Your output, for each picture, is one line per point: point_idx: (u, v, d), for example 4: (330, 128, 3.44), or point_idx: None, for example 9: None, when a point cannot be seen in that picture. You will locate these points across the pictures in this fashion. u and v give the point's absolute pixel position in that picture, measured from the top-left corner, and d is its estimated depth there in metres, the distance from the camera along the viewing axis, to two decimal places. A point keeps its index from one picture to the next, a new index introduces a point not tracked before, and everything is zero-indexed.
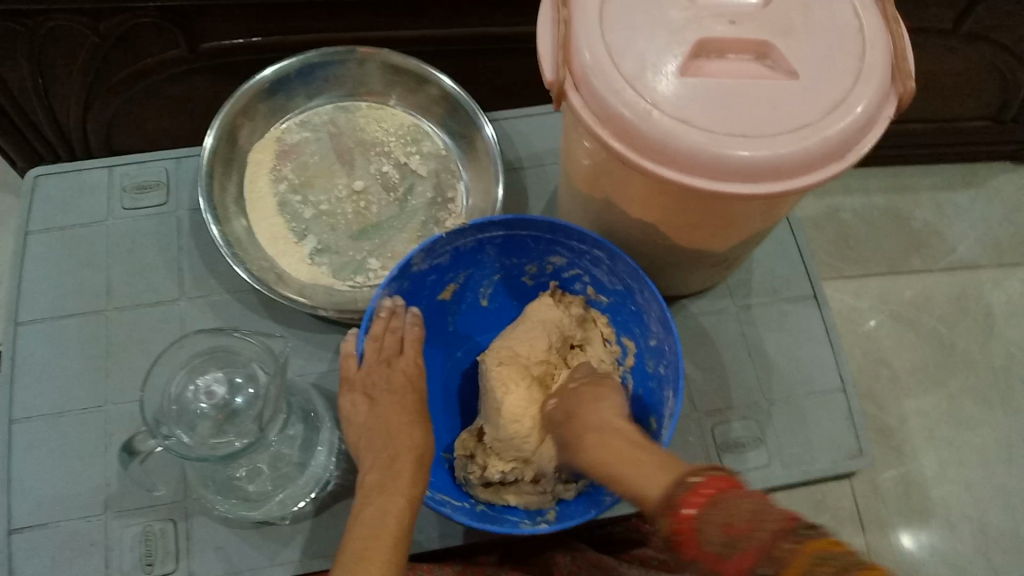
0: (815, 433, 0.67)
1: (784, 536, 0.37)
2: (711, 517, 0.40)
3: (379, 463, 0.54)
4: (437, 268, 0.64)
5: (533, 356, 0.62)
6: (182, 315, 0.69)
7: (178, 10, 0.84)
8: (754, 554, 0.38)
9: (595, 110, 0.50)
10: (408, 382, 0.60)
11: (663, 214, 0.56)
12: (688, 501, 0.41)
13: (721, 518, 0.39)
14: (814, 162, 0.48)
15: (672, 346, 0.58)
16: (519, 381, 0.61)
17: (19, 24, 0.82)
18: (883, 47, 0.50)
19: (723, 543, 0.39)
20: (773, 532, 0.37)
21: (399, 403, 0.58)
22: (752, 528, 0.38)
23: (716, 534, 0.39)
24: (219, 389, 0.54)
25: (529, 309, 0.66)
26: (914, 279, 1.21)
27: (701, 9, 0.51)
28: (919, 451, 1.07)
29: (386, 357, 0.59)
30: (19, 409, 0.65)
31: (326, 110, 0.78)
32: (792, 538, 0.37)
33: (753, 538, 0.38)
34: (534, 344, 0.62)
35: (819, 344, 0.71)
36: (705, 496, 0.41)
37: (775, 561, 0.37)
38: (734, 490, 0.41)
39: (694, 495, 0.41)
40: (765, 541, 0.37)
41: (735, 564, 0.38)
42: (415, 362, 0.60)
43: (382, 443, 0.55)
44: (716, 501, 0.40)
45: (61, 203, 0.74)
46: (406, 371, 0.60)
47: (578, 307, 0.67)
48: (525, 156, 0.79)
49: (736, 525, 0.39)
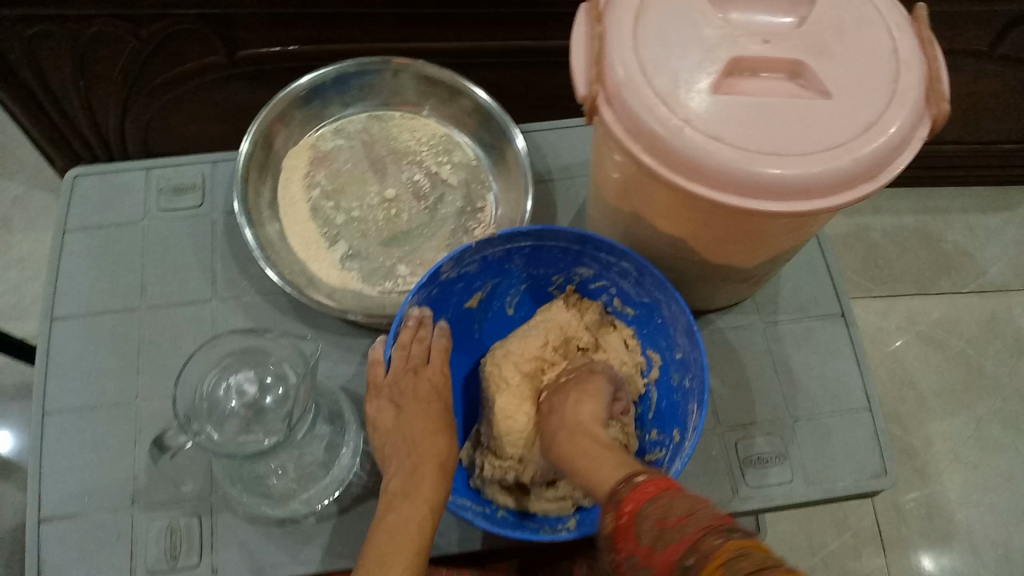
0: (839, 451, 0.66)
1: (710, 532, 0.38)
2: (650, 513, 0.41)
3: (402, 470, 0.54)
4: (466, 276, 0.65)
5: (526, 353, 0.64)
6: (214, 314, 0.71)
7: (218, 18, 0.86)
8: (681, 544, 0.38)
9: (627, 125, 0.50)
10: (433, 390, 0.61)
11: (692, 229, 0.56)
12: (630, 497, 0.43)
13: (659, 514, 0.41)
14: (845, 182, 0.48)
15: (698, 360, 0.58)
16: (515, 380, 0.63)
17: (64, 28, 0.84)
18: (918, 69, 0.50)
19: (655, 535, 0.40)
20: (701, 529, 0.38)
21: (424, 411, 0.58)
22: (684, 523, 0.39)
23: (651, 527, 0.41)
24: (249, 388, 0.56)
25: (541, 312, 0.68)
26: (944, 301, 1.19)
27: (734, 29, 0.52)
28: (945, 476, 1.06)
29: (412, 365, 0.60)
30: (52, 402, 0.66)
31: (360, 119, 0.79)
32: (720, 535, 0.37)
33: (684, 532, 0.39)
34: (529, 342, 0.65)
35: (846, 362, 0.71)
36: (646, 493, 0.43)
37: (696, 550, 0.37)
38: (674, 492, 0.42)
39: (636, 491, 0.43)
40: (693, 535, 0.38)
41: (661, 557, 0.39)
42: (441, 370, 0.62)
43: (407, 450, 0.56)
44: (657, 498, 0.42)
45: (99, 202, 0.76)
46: (432, 379, 0.61)
47: (596, 312, 0.68)
48: (555, 167, 0.80)
49: (670, 519, 0.40)
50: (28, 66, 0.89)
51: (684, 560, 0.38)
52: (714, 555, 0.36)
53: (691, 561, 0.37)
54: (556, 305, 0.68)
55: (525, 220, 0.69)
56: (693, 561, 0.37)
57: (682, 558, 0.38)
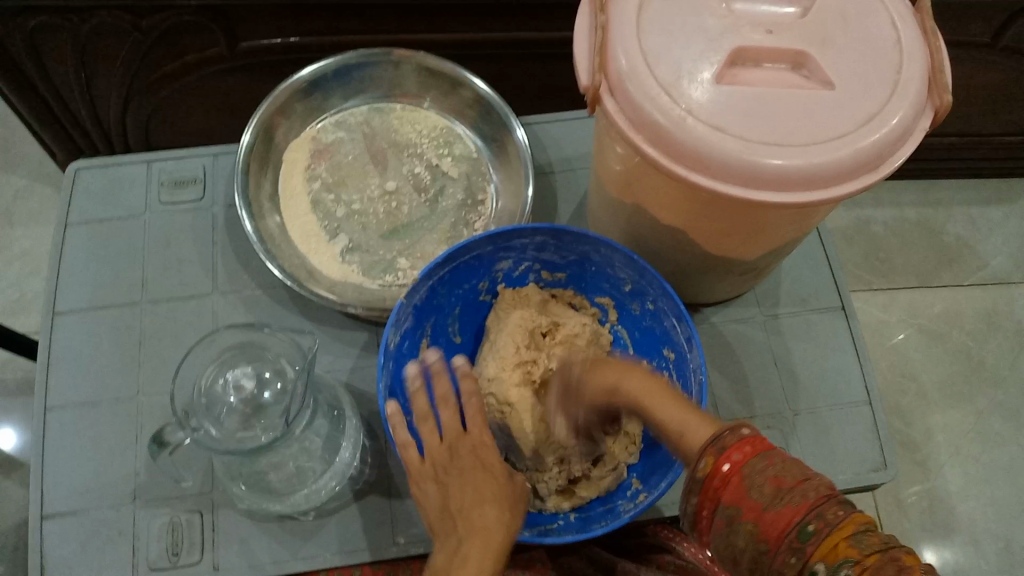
0: (839, 445, 0.66)
1: (831, 500, 0.36)
2: (759, 467, 0.38)
3: (449, 545, 0.48)
4: (407, 334, 0.61)
5: (509, 365, 0.62)
6: (214, 309, 0.71)
7: (217, 10, 0.85)
8: (802, 509, 0.36)
9: (629, 115, 0.50)
10: (477, 459, 0.53)
11: (695, 221, 0.56)
12: (738, 447, 0.39)
13: (775, 470, 0.38)
14: (848, 173, 0.48)
15: (652, 281, 0.60)
16: (514, 398, 0.61)
17: (63, 20, 0.84)
18: (921, 59, 0.50)
19: (771, 492, 0.37)
20: (821, 496, 0.37)
21: (467, 481, 0.51)
22: (804, 485, 0.37)
23: (764, 484, 0.37)
24: (247, 384, 0.55)
25: (495, 323, 0.67)
26: (946, 294, 1.19)
27: (738, 18, 0.51)
28: (945, 468, 1.06)
29: (448, 442, 0.54)
30: (53, 397, 0.66)
31: (361, 111, 0.79)
32: (841, 503, 0.36)
33: (802, 493, 0.37)
34: (504, 354, 0.63)
35: (846, 356, 0.71)
36: (750, 445, 0.39)
37: (822, 518, 0.36)
38: (779, 449, 0.39)
39: (741, 442, 0.39)
40: (813, 500, 0.36)
41: (775, 516, 0.37)
42: (483, 436, 0.54)
43: (455, 525, 0.49)
44: (767, 453, 0.38)
45: (99, 196, 0.76)
46: (471, 446, 0.54)
47: (537, 292, 0.67)
48: (555, 159, 0.80)
49: (789, 478, 0.37)
50: (29, 59, 0.89)
51: (804, 524, 0.36)
52: (842, 527, 0.35)
53: (814, 529, 0.36)
54: (500, 317, 0.67)
55: (526, 215, 0.69)
56: (818, 529, 0.36)
57: (802, 522, 0.36)
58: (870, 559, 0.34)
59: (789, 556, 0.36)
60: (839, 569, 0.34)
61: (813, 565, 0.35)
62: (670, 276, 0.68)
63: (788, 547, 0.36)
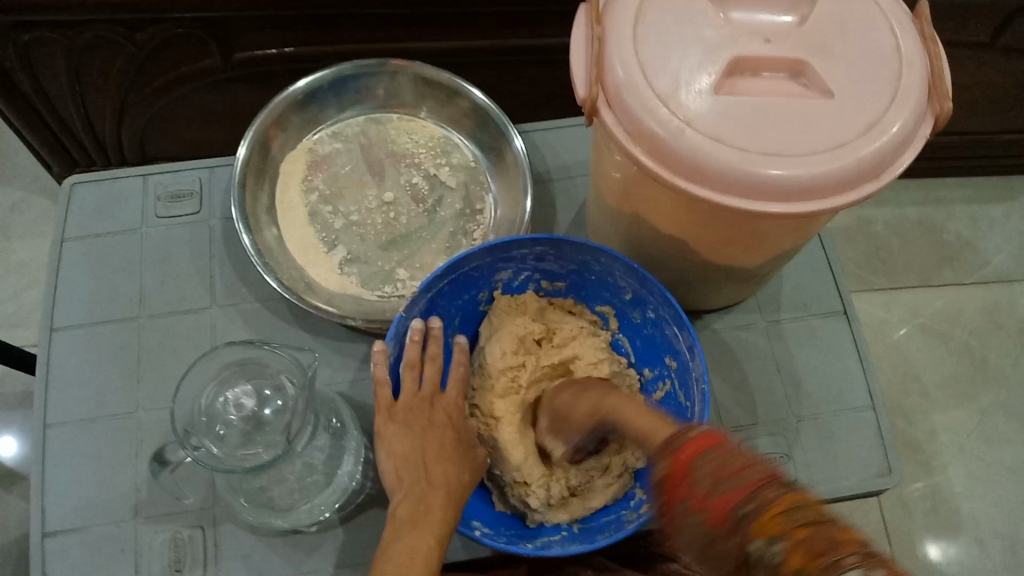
0: (844, 451, 0.66)
1: (768, 483, 0.37)
2: (703, 462, 0.39)
3: (411, 496, 0.52)
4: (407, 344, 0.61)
5: (496, 371, 0.63)
6: (213, 322, 0.70)
7: (212, 21, 0.85)
8: (739, 493, 0.37)
9: (627, 127, 0.50)
10: (448, 418, 0.58)
11: (695, 231, 0.56)
12: (688, 446, 0.41)
13: (716, 462, 0.39)
14: (849, 183, 0.47)
15: (653, 289, 0.59)
16: (505, 414, 0.62)
17: (57, 35, 0.84)
18: (921, 66, 0.50)
19: (711, 482, 0.38)
20: (759, 479, 0.37)
21: (439, 439, 0.56)
22: (743, 471, 0.38)
23: (706, 476, 0.38)
24: (247, 402, 0.54)
25: (488, 331, 0.66)
26: (947, 293, 1.19)
27: (735, 28, 0.51)
28: (949, 468, 1.06)
29: (428, 396, 0.59)
30: (53, 414, 0.66)
31: (358, 122, 0.78)
32: (776, 485, 0.37)
33: (741, 479, 0.37)
34: (492, 361, 0.63)
35: (849, 361, 0.70)
36: (702, 443, 0.40)
37: (755, 500, 0.36)
38: (728, 445, 0.40)
39: (691, 442, 0.41)
40: (750, 483, 0.37)
41: (716, 501, 0.37)
42: (457, 400, 0.60)
43: (416, 476, 0.53)
44: (714, 448, 0.40)
45: (96, 211, 0.75)
46: (447, 409, 0.59)
47: (534, 301, 0.67)
48: (554, 167, 0.79)
49: (728, 467, 0.38)
50: (22, 71, 0.89)
51: (740, 507, 0.36)
52: (774, 505, 0.35)
53: (748, 509, 0.36)
54: (490, 327, 0.65)
55: (524, 225, 0.69)
56: (753, 511, 0.36)
57: (739, 507, 0.36)
58: (800, 532, 0.34)
59: (730, 539, 0.36)
60: (770, 542, 0.34)
61: (751, 545, 0.35)
62: (670, 284, 0.67)
63: (730, 530, 0.36)
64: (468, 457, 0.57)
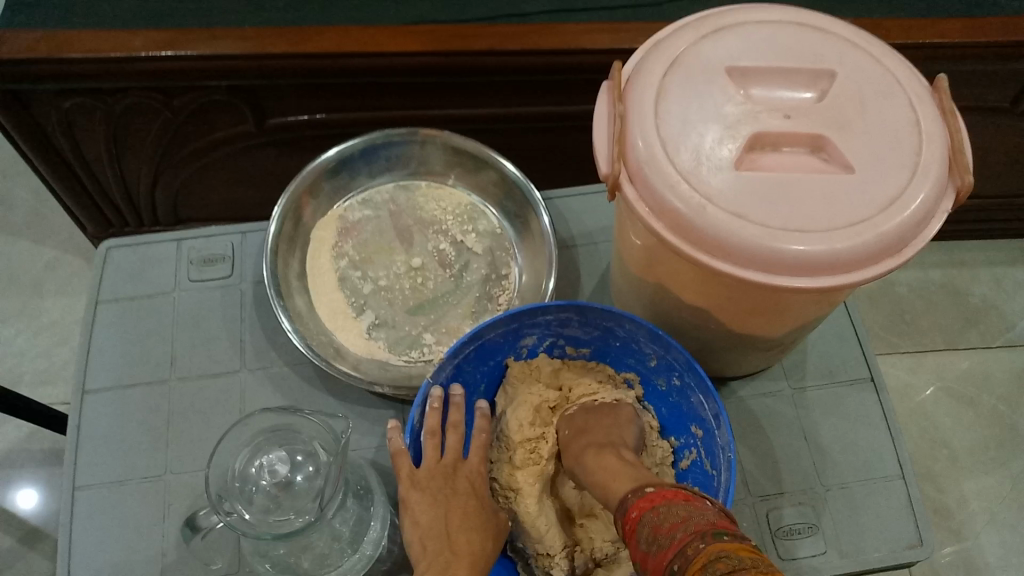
0: (873, 522, 0.65)
1: (697, 536, 0.39)
2: (649, 520, 0.43)
3: (435, 565, 0.52)
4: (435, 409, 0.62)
5: (515, 443, 0.63)
6: (242, 386, 0.71)
7: (247, 90, 0.88)
8: (670, 548, 0.39)
9: (650, 203, 0.51)
10: (471, 486, 0.58)
11: (717, 301, 0.56)
12: (637, 505, 0.45)
13: (657, 521, 0.42)
14: (870, 258, 0.48)
15: (678, 356, 0.60)
16: (525, 485, 0.61)
17: (99, 101, 0.88)
18: (940, 140, 0.51)
19: (651, 540, 0.41)
20: (689, 533, 0.39)
21: (462, 507, 0.56)
22: (677, 527, 0.40)
23: (648, 534, 0.42)
24: (281, 468, 0.55)
25: (508, 400, 0.66)
26: (973, 355, 1.18)
27: (756, 105, 0.52)
28: (981, 534, 1.03)
29: (452, 463, 0.59)
30: (82, 476, 0.67)
31: (387, 189, 0.80)
32: (704, 537, 0.38)
33: (675, 535, 0.40)
34: (511, 433, 0.63)
35: (878, 430, 0.70)
36: (649, 501, 0.44)
37: (680, 554, 0.38)
38: (676, 499, 0.43)
39: (640, 500, 0.45)
40: (682, 539, 0.39)
41: (655, 560, 0.40)
42: (479, 467, 0.60)
43: (439, 546, 0.53)
44: (656, 506, 0.43)
45: (131, 274, 0.77)
46: (469, 476, 0.59)
47: (556, 366, 0.67)
48: (577, 234, 0.80)
49: (665, 525, 0.41)
50: (63, 134, 0.93)
51: (670, 563, 0.39)
52: (694, 556, 0.37)
53: (676, 565, 0.38)
54: (509, 396, 0.66)
55: (550, 292, 0.70)
56: (677, 565, 0.38)
57: (669, 561, 0.39)
58: None
59: None
60: None
61: None
62: (695, 351, 0.68)
63: None
64: (493, 525, 0.56)
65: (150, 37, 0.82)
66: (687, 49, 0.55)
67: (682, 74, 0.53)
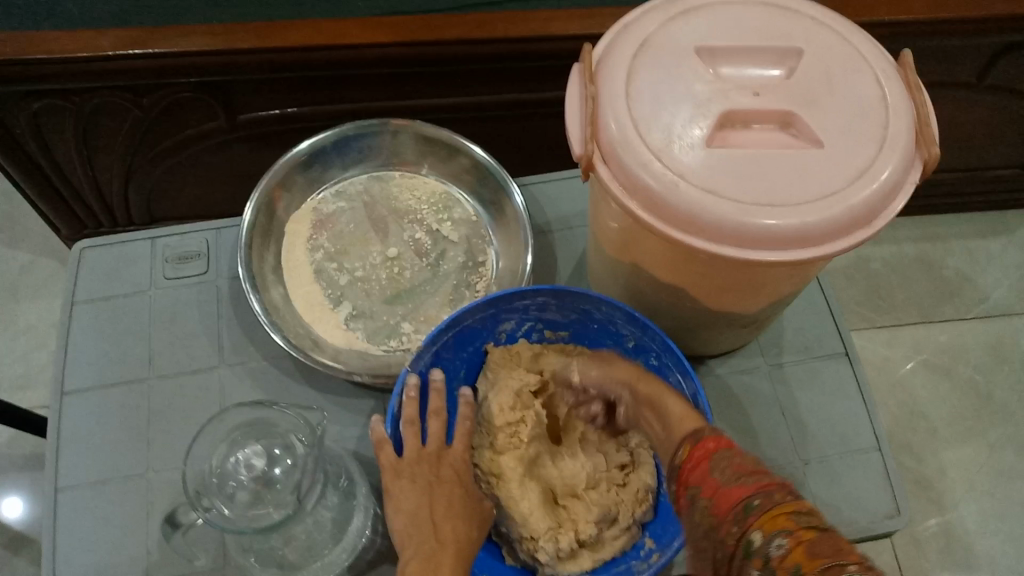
0: (851, 493, 0.66)
1: (783, 489, 0.40)
2: (725, 458, 0.44)
3: (421, 552, 0.51)
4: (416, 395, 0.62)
5: (496, 426, 0.63)
6: (221, 382, 0.71)
7: (217, 86, 0.88)
8: (752, 487, 0.41)
9: (623, 182, 0.51)
10: (456, 473, 0.57)
11: (692, 279, 0.57)
12: (712, 441, 0.46)
13: (736, 461, 0.43)
14: (840, 230, 0.49)
15: (655, 337, 0.60)
16: (507, 469, 0.61)
17: (67, 102, 0.87)
18: (907, 114, 0.51)
19: (729, 475, 0.43)
20: (774, 484, 0.41)
21: (448, 494, 0.55)
22: (759, 473, 0.42)
23: (725, 468, 0.43)
24: (258, 462, 0.54)
25: (488, 385, 0.65)
26: (949, 328, 1.20)
27: (725, 83, 0.53)
28: (960, 503, 1.05)
29: (436, 451, 0.58)
30: (63, 477, 0.66)
31: (361, 180, 0.80)
32: (789, 492, 0.40)
33: (755, 479, 0.41)
34: (490, 417, 0.63)
35: (854, 402, 0.71)
36: (722, 442, 0.46)
37: (765, 495, 0.40)
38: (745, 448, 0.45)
39: (713, 439, 0.46)
40: (764, 485, 0.41)
41: (728, 491, 0.42)
42: (464, 454, 0.59)
43: (425, 532, 0.53)
44: (733, 450, 0.45)
45: (106, 274, 0.77)
46: (454, 464, 0.58)
47: (533, 349, 0.67)
48: (553, 219, 0.81)
49: (746, 467, 0.42)
50: (32, 137, 0.92)
51: (749, 499, 0.40)
52: (782, 503, 0.39)
53: (757, 503, 0.40)
54: (489, 380, 0.66)
55: (527, 277, 0.70)
56: (759, 503, 0.39)
57: (748, 497, 0.40)
58: (804, 532, 0.37)
59: (733, 525, 0.40)
60: (772, 535, 0.37)
61: (754, 534, 0.38)
62: (672, 331, 0.68)
63: (734, 518, 0.40)
64: (478, 513, 0.56)
65: (116, 36, 0.81)
66: (656, 30, 0.55)
67: (651, 54, 0.54)
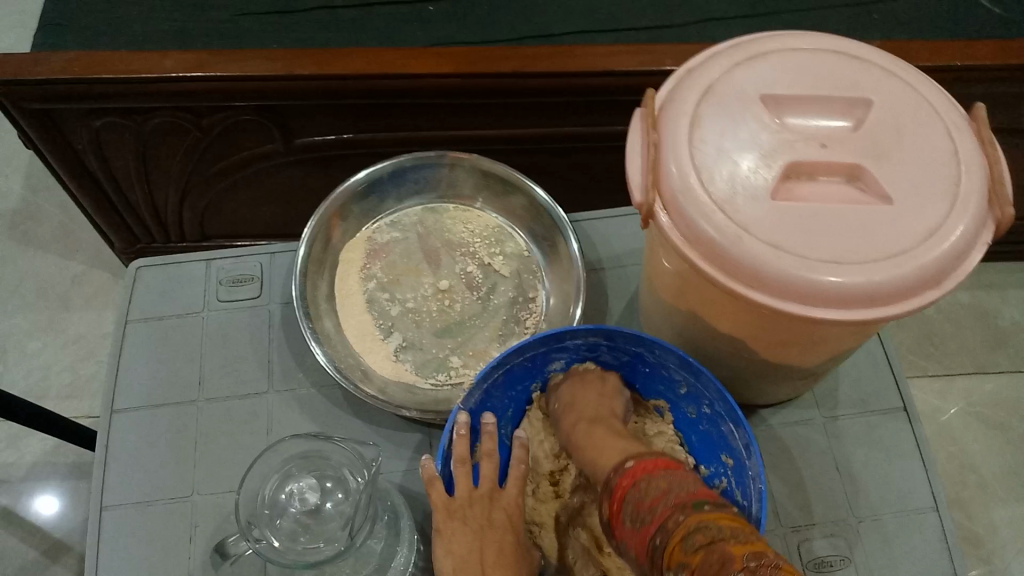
0: (907, 556, 0.64)
1: (677, 510, 0.42)
2: (631, 498, 0.46)
3: None
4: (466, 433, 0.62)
5: (540, 475, 0.64)
6: (269, 408, 0.71)
7: (276, 109, 0.89)
8: (653, 525, 0.43)
9: (685, 232, 0.51)
10: (508, 518, 0.57)
11: (752, 331, 0.56)
12: (620, 482, 0.48)
13: (638, 497, 0.45)
14: (909, 290, 0.48)
15: (709, 383, 0.59)
16: (548, 520, 0.62)
17: (129, 120, 0.89)
18: (980, 171, 0.50)
19: (636, 517, 0.44)
20: (670, 508, 0.43)
21: (499, 542, 0.55)
22: (658, 502, 0.43)
23: (632, 512, 0.45)
24: (311, 496, 0.55)
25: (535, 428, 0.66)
26: (1003, 380, 1.17)
27: (793, 134, 0.52)
28: (1011, 563, 1.01)
29: (489, 493, 0.57)
30: (110, 496, 0.67)
31: (415, 211, 0.80)
32: (684, 510, 0.42)
33: (658, 510, 0.43)
34: (536, 466, 0.64)
35: (911, 460, 0.69)
36: (631, 477, 0.47)
37: (664, 530, 0.42)
38: (656, 469, 0.46)
39: (624, 477, 0.48)
40: (663, 515, 0.43)
41: (641, 536, 0.43)
42: (516, 498, 0.58)
43: None
44: (638, 482, 0.46)
45: (161, 293, 0.78)
46: (507, 509, 0.57)
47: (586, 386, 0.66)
48: (605, 257, 0.80)
49: (646, 501, 0.44)
50: (94, 153, 0.94)
51: (655, 539, 0.42)
52: (676, 532, 0.41)
53: (660, 542, 0.42)
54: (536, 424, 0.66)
55: (579, 317, 0.69)
56: (662, 541, 0.41)
57: (654, 538, 0.42)
58: (693, 557, 0.38)
59: (654, 567, 0.42)
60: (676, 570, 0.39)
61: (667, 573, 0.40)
62: (725, 379, 0.67)
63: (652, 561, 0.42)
64: (525, 566, 0.55)
65: (180, 58, 0.82)
66: (721, 78, 0.54)
67: (717, 102, 0.53)
